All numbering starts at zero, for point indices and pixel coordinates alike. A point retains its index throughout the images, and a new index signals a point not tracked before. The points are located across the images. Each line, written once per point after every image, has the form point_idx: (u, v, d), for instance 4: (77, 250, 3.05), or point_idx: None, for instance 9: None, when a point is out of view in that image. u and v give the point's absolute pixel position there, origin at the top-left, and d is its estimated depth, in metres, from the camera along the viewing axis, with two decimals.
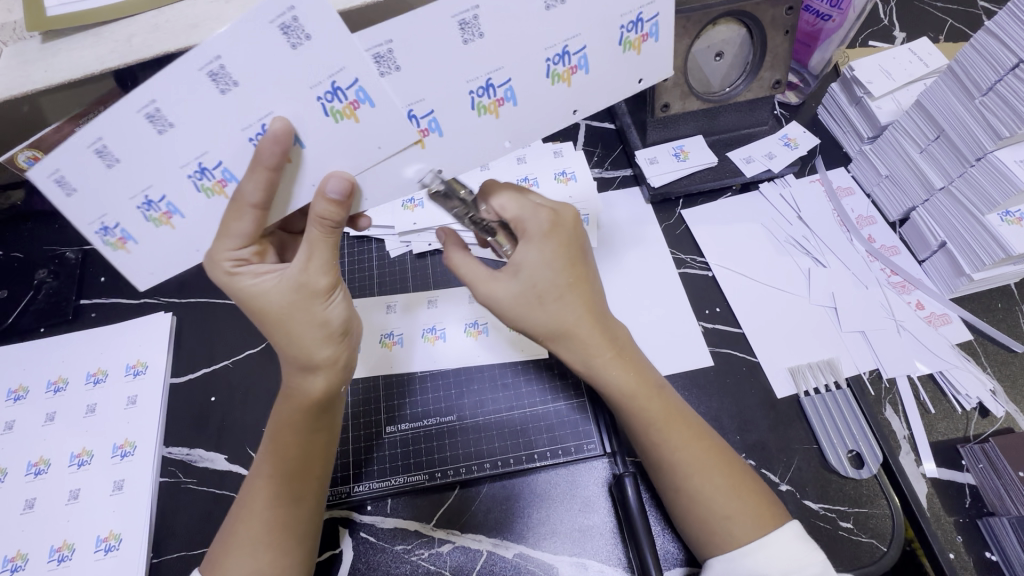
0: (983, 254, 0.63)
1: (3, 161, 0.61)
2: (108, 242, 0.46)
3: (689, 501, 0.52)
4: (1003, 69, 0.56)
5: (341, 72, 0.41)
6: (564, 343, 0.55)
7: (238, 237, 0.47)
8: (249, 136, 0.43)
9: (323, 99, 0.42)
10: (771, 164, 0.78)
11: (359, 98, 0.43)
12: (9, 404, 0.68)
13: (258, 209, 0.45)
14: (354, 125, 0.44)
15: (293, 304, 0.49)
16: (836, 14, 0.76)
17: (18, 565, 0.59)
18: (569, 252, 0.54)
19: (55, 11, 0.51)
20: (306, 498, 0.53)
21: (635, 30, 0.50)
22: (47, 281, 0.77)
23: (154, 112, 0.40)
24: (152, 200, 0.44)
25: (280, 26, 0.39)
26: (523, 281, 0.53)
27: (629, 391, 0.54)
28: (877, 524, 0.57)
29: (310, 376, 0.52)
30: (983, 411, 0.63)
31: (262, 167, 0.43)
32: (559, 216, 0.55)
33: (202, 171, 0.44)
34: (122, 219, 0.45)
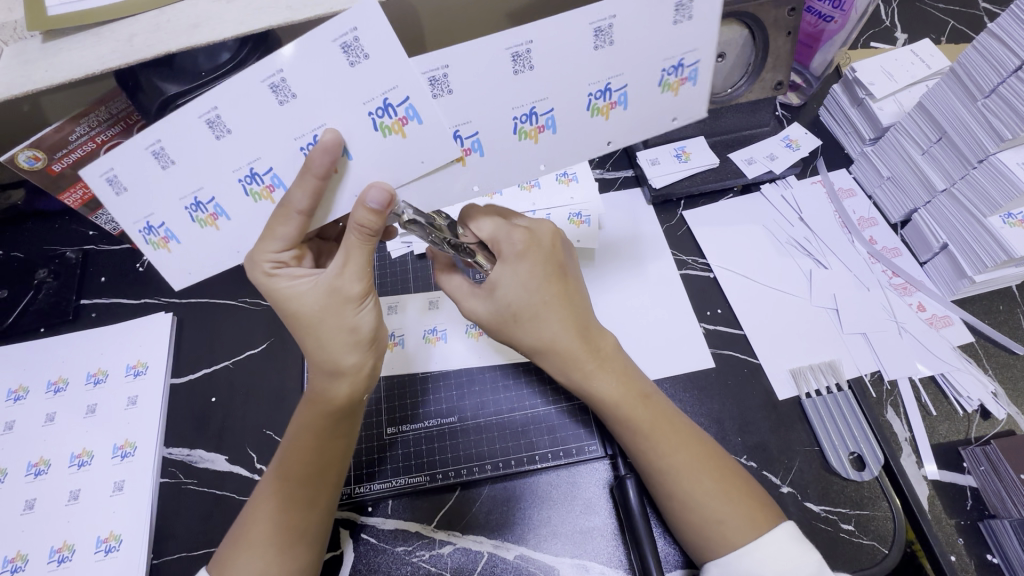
0: (985, 256, 0.63)
1: (3, 161, 0.60)
2: (152, 241, 0.48)
3: (679, 504, 0.52)
4: (1006, 71, 0.56)
5: (393, 89, 0.44)
6: (548, 358, 0.57)
7: (282, 240, 0.48)
8: (301, 146, 0.45)
9: (375, 114, 0.44)
10: (772, 165, 0.78)
11: (408, 115, 0.45)
12: (9, 404, 0.68)
13: (303, 215, 0.47)
14: (401, 140, 0.46)
15: (326, 309, 0.49)
16: (838, 16, 0.76)
17: (19, 565, 0.59)
18: (547, 267, 0.56)
19: (55, 10, 0.51)
20: (318, 503, 0.53)
21: (675, 73, 0.51)
22: (47, 281, 0.76)
23: (214, 118, 0.43)
24: (201, 201, 0.47)
25: (341, 44, 0.41)
26: (498, 302, 0.57)
27: (614, 400, 0.55)
28: (878, 526, 0.57)
29: (335, 381, 0.51)
30: (984, 413, 0.63)
31: (311, 175, 0.44)
32: (535, 236, 0.57)
33: (253, 175, 0.46)
34: (168, 219, 0.47)
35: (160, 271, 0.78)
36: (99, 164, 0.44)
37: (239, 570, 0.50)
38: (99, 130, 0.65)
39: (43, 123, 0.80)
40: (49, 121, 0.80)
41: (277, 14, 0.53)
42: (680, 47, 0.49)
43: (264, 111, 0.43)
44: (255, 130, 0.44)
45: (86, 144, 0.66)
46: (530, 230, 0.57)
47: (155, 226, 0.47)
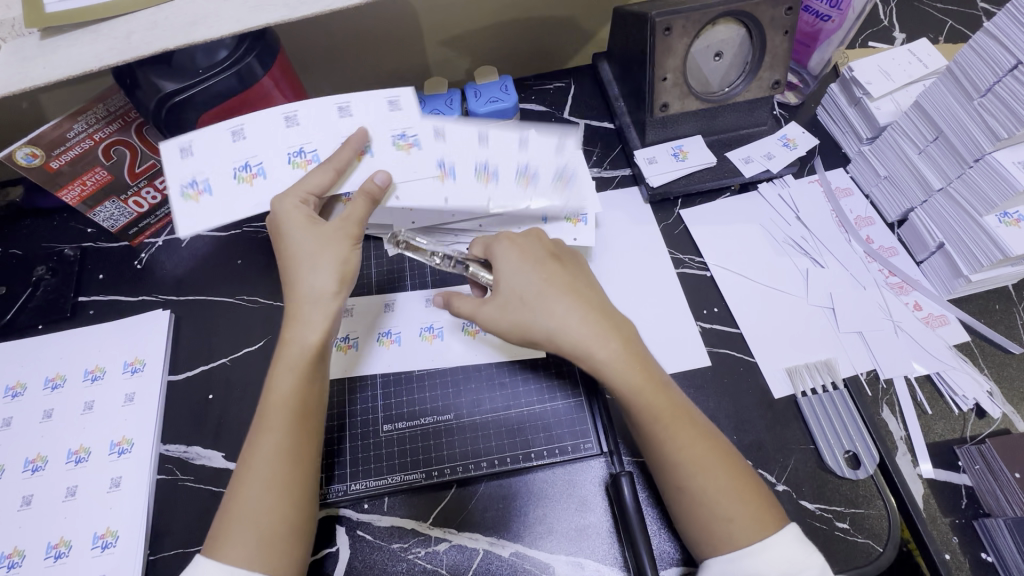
0: (981, 255, 0.63)
1: (2, 158, 0.61)
2: (185, 194, 0.59)
3: (689, 500, 0.52)
4: (1002, 70, 0.56)
5: (409, 128, 0.64)
6: (562, 346, 0.56)
7: (309, 189, 0.58)
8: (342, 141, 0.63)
9: (394, 136, 0.64)
10: (770, 164, 0.78)
11: (415, 142, 0.64)
12: (7, 401, 0.68)
13: (335, 172, 0.59)
14: (404, 156, 0.64)
15: (322, 245, 0.57)
16: (836, 15, 0.77)
17: (15, 561, 0.59)
18: (539, 259, 0.60)
19: (54, 7, 0.51)
20: (305, 455, 0.53)
21: (565, 173, 0.69)
22: (45, 278, 0.77)
23: (291, 116, 0.62)
24: (249, 164, 0.61)
25: (388, 100, 0.65)
26: (506, 290, 0.58)
27: (635, 385, 0.54)
28: (874, 524, 0.58)
29: (311, 318, 0.55)
30: (979, 412, 0.64)
31: (350, 148, 0.61)
32: (520, 237, 0.62)
33: (300, 151, 0.62)
34: (209, 178, 0.60)
35: (158, 267, 0.78)
36: (179, 138, 0.60)
37: (234, 544, 0.48)
38: (97, 127, 0.66)
39: (41, 121, 0.80)
40: (47, 118, 0.80)
41: (274, 12, 0.53)
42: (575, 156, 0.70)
43: (325, 120, 0.63)
44: (312, 128, 0.62)
45: (85, 142, 0.66)
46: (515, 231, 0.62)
47: (197, 181, 0.59)
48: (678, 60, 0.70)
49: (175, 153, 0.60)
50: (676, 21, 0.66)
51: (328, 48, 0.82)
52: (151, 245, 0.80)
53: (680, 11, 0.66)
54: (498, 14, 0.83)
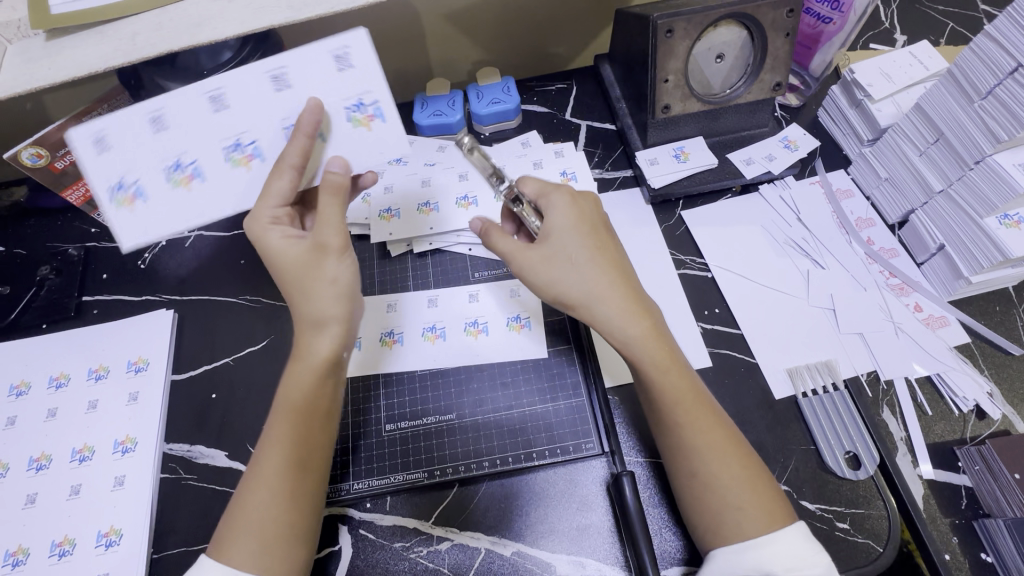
0: (981, 257, 0.63)
1: (7, 159, 0.61)
2: (117, 199, 0.54)
3: (702, 487, 0.52)
4: (1003, 72, 0.56)
5: (367, 93, 0.56)
6: (597, 309, 0.55)
7: (277, 196, 0.54)
8: (284, 125, 0.56)
9: (348, 108, 0.56)
10: (771, 166, 0.78)
11: (375, 113, 0.56)
12: (10, 400, 0.68)
13: (296, 171, 0.54)
14: (365, 133, 0.57)
15: (308, 262, 0.53)
16: (837, 17, 0.77)
17: (19, 560, 0.59)
18: (595, 223, 0.58)
19: (59, 9, 0.51)
20: (312, 467, 0.53)
21: None
22: (49, 278, 0.77)
23: (217, 96, 0.54)
24: (182, 163, 0.55)
25: (333, 55, 0.54)
26: (552, 246, 0.57)
27: (662, 363, 0.54)
28: (874, 524, 0.58)
29: (320, 335, 0.54)
30: (980, 413, 0.64)
31: (303, 133, 0.53)
32: (579, 197, 0.60)
33: (237, 145, 0.55)
34: (141, 179, 0.54)
35: (161, 267, 0.79)
36: (90, 126, 0.52)
37: (240, 548, 0.49)
38: None
39: (46, 122, 0.80)
40: (51, 119, 0.80)
41: (278, 13, 0.53)
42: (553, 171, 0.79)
43: (260, 96, 0.54)
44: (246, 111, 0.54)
45: None
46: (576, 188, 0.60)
47: (127, 184, 0.54)
48: (680, 62, 0.70)
49: (90, 145, 0.53)
50: (677, 23, 0.67)
51: None
52: (154, 245, 0.80)
53: (682, 13, 0.66)
54: (501, 15, 0.83)
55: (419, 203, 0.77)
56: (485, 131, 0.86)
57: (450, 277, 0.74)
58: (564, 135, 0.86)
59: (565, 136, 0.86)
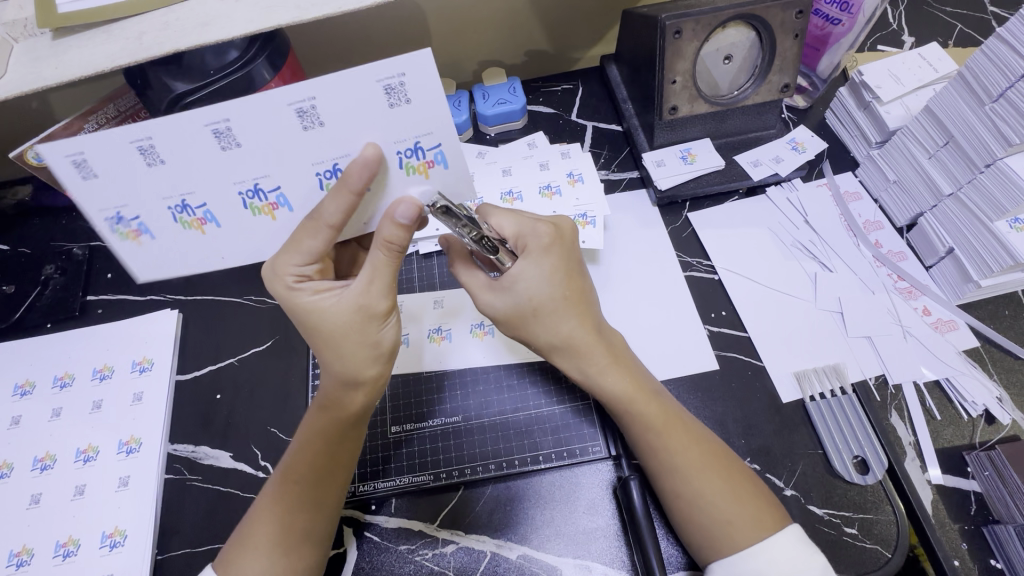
0: (991, 260, 0.63)
1: (13, 156, 0.60)
2: (119, 232, 0.48)
3: (688, 509, 0.52)
4: (1014, 75, 0.56)
5: (427, 135, 0.45)
6: (562, 353, 0.58)
7: (306, 253, 0.49)
8: (318, 171, 0.46)
9: (402, 154, 0.46)
10: (778, 168, 0.78)
11: (435, 159, 0.47)
12: (15, 399, 0.68)
13: (333, 229, 0.48)
14: (422, 179, 0.48)
15: (350, 325, 0.50)
16: (846, 18, 0.76)
17: (23, 560, 0.59)
18: (568, 267, 0.58)
19: (65, 8, 0.51)
20: (326, 503, 0.53)
21: (547, 188, 0.77)
22: (54, 277, 0.77)
23: (223, 130, 0.43)
24: (191, 205, 0.47)
25: (383, 86, 0.42)
26: (520, 296, 0.56)
27: (627, 398, 0.55)
28: (882, 530, 0.57)
29: (350, 391, 0.52)
30: (989, 419, 0.63)
31: (347, 191, 0.45)
32: (558, 240, 0.58)
33: (257, 191, 0.47)
34: (141, 215, 0.47)
35: None
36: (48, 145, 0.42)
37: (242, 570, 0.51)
38: (107, 126, 0.66)
39: (51, 121, 0.80)
40: (57, 118, 0.80)
41: (286, 13, 0.53)
42: (559, 172, 0.79)
43: None
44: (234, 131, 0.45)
45: None
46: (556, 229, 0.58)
47: (126, 219, 0.47)
48: (687, 63, 0.70)
49: (70, 168, 0.43)
50: (685, 24, 0.66)
51: (337, 49, 0.82)
52: None
53: (688, 15, 0.66)
54: (507, 15, 0.83)
55: None
56: (491, 131, 0.85)
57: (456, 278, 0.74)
58: (570, 136, 0.85)
59: (571, 137, 0.85)
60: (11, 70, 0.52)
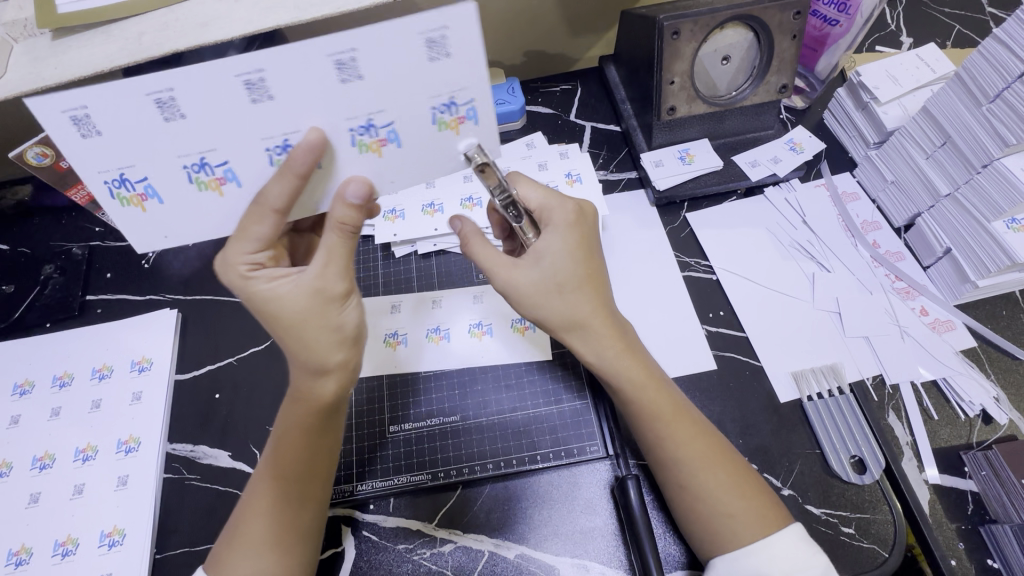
0: (988, 260, 0.63)
1: (12, 156, 0.61)
2: (120, 196, 0.47)
3: (692, 499, 0.52)
4: (1011, 76, 0.56)
5: (461, 91, 0.46)
6: (579, 334, 0.55)
7: (256, 240, 0.48)
8: (268, 146, 0.46)
9: (356, 130, 0.46)
10: (777, 168, 0.78)
11: (387, 137, 0.47)
12: (14, 398, 0.68)
13: (279, 214, 0.47)
14: (453, 136, 0.48)
15: (308, 310, 0.48)
16: (844, 19, 0.77)
17: (22, 559, 0.59)
18: (588, 247, 0.56)
19: (65, 8, 0.51)
20: (311, 498, 0.54)
21: (545, 188, 0.78)
22: (53, 277, 0.77)
23: (254, 81, 0.43)
24: (208, 164, 0.46)
25: (427, 40, 0.43)
26: (545, 269, 0.54)
27: (639, 383, 0.55)
28: (879, 530, 0.58)
29: (321, 379, 0.51)
30: (986, 418, 0.63)
31: (291, 174, 0.45)
32: (579, 218, 0.57)
33: (284, 147, 0.46)
34: (149, 176, 0.46)
35: (165, 267, 0.79)
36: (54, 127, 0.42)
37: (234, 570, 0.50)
38: None
39: None
40: None
41: (285, 14, 0.53)
42: (558, 171, 0.79)
43: (231, 111, 0.44)
44: (232, 131, 0.45)
45: None
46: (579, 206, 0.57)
47: (131, 181, 0.46)
48: (685, 64, 0.70)
49: (71, 126, 0.43)
50: (683, 25, 0.66)
51: None
52: None
53: (686, 16, 0.66)
54: (506, 14, 0.83)
55: (423, 204, 0.78)
56: None
57: (455, 278, 0.74)
58: (569, 137, 0.85)
59: (570, 137, 0.85)
60: (11, 71, 0.52)
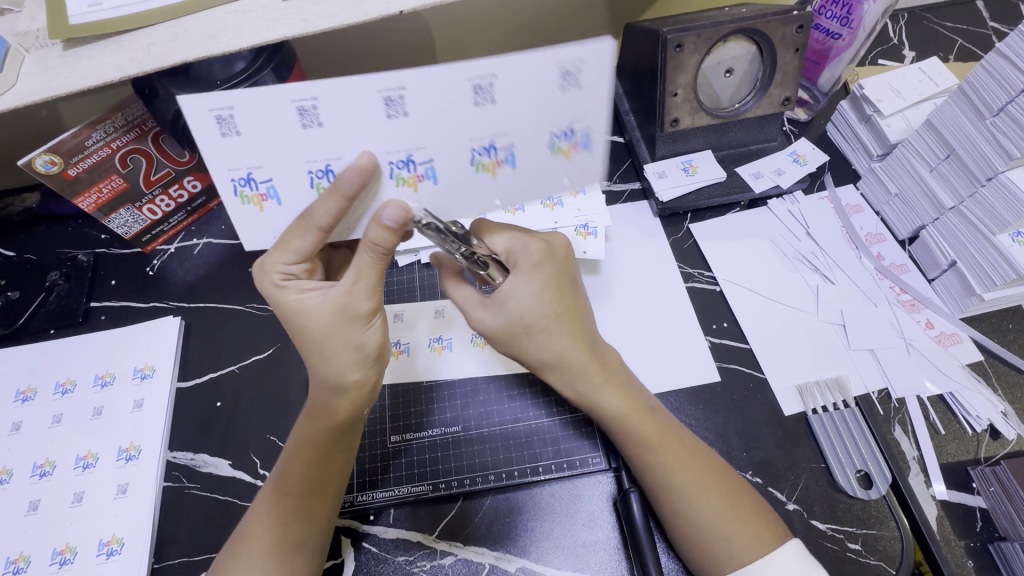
0: (994, 274, 0.63)
1: (21, 165, 0.61)
2: (244, 194, 0.47)
3: (685, 522, 0.52)
4: (1014, 90, 0.56)
5: (581, 119, 0.47)
6: (556, 372, 0.57)
7: (295, 253, 0.49)
8: (390, 160, 0.47)
9: (476, 150, 0.47)
10: (780, 180, 0.78)
11: (505, 159, 0.48)
12: (16, 405, 0.68)
13: (321, 231, 0.48)
14: (488, 179, 0.49)
15: (332, 326, 0.50)
16: (846, 33, 0.77)
17: (20, 567, 0.59)
18: (563, 284, 0.57)
19: (77, 19, 0.52)
20: (318, 516, 0.53)
21: (549, 200, 0.78)
22: (58, 283, 0.77)
23: (395, 98, 0.43)
24: (330, 170, 0.47)
25: (562, 70, 0.44)
26: (510, 313, 0.56)
27: (620, 416, 0.55)
28: (886, 546, 0.57)
29: (336, 397, 0.52)
30: (994, 433, 0.63)
31: (340, 195, 0.45)
32: (551, 252, 0.59)
33: (407, 162, 0.47)
34: (274, 177, 0.47)
35: (170, 275, 0.79)
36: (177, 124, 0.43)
37: None
38: (115, 136, 0.66)
39: (60, 128, 0.81)
40: (67, 127, 0.81)
41: (292, 25, 0.54)
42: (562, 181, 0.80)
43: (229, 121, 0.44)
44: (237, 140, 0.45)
45: (102, 151, 0.66)
46: (548, 242, 0.58)
47: (257, 181, 0.47)
48: (689, 76, 0.70)
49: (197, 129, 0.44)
50: (688, 38, 0.67)
51: (344, 60, 0.83)
52: (163, 252, 0.81)
53: (690, 29, 0.67)
54: (512, 26, 0.85)
55: None
56: None
57: None
58: None
59: None
60: (20, 80, 0.53)
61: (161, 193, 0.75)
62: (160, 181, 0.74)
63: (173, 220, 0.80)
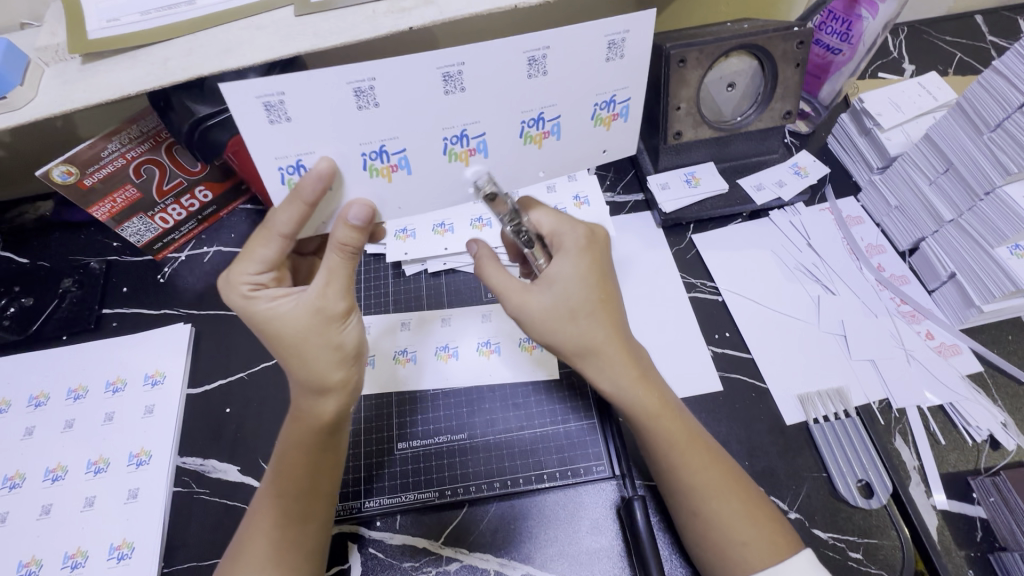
0: (993, 286, 0.64)
1: (38, 176, 0.62)
2: (290, 181, 0.48)
3: (704, 526, 0.52)
4: (1010, 106, 0.57)
5: (622, 90, 0.52)
6: (589, 362, 0.55)
7: (260, 262, 0.51)
8: (445, 136, 0.49)
9: (526, 123, 0.51)
10: (782, 192, 0.79)
11: (552, 130, 0.52)
12: (29, 410, 0.69)
13: (284, 238, 0.50)
14: (535, 149, 0.53)
15: (310, 328, 0.50)
16: (846, 48, 0.79)
17: (32, 570, 0.60)
18: (602, 272, 0.56)
19: (96, 35, 0.54)
20: (312, 517, 0.54)
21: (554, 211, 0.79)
22: (71, 290, 0.79)
23: (453, 74, 0.46)
24: (386, 151, 0.48)
25: (608, 41, 0.48)
26: (556, 295, 0.54)
27: (652, 412, 0.54)
28: (887, 555, 0.58)
29: (321, 398, 0.53)
30: (994, 444, 0.63)
31: (301, 202, 0.47)
32: (594, 243, 0.57)
33: (461, 137, 0.50)
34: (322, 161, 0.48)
35: (180, 282, 0.80)
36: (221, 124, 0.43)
37: None
38: (130, 146, 0.68)
39: (74, 138, 0.83)
40: (80, 136, 0.83)
41: (304, 41, 0.55)
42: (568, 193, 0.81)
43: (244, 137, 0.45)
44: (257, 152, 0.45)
45: (117, 161, 0.68)
46: (591, 231, 0.57)
47: (306, 167, 0.48)
48: (691, 90, 0.72)
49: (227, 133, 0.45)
50: (690, 54, 0.68)
51: None
52: (173, 260, 0.82)
53: (693, 44, 0.68)
54: None
55: (434, 224, 0.79)
56: None
57: (464, 296, 0.75)
58: None
59: None
60: (40, 93, 0.54)
61: (172, 202, 0.77)
62: (172, 190, 0.75)
63: (184, 228, 0.81)
